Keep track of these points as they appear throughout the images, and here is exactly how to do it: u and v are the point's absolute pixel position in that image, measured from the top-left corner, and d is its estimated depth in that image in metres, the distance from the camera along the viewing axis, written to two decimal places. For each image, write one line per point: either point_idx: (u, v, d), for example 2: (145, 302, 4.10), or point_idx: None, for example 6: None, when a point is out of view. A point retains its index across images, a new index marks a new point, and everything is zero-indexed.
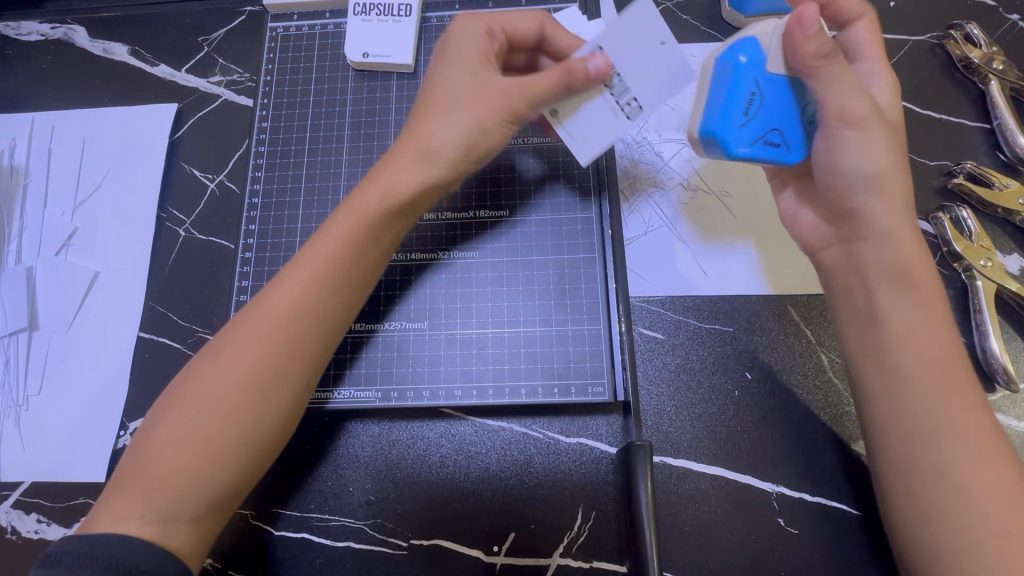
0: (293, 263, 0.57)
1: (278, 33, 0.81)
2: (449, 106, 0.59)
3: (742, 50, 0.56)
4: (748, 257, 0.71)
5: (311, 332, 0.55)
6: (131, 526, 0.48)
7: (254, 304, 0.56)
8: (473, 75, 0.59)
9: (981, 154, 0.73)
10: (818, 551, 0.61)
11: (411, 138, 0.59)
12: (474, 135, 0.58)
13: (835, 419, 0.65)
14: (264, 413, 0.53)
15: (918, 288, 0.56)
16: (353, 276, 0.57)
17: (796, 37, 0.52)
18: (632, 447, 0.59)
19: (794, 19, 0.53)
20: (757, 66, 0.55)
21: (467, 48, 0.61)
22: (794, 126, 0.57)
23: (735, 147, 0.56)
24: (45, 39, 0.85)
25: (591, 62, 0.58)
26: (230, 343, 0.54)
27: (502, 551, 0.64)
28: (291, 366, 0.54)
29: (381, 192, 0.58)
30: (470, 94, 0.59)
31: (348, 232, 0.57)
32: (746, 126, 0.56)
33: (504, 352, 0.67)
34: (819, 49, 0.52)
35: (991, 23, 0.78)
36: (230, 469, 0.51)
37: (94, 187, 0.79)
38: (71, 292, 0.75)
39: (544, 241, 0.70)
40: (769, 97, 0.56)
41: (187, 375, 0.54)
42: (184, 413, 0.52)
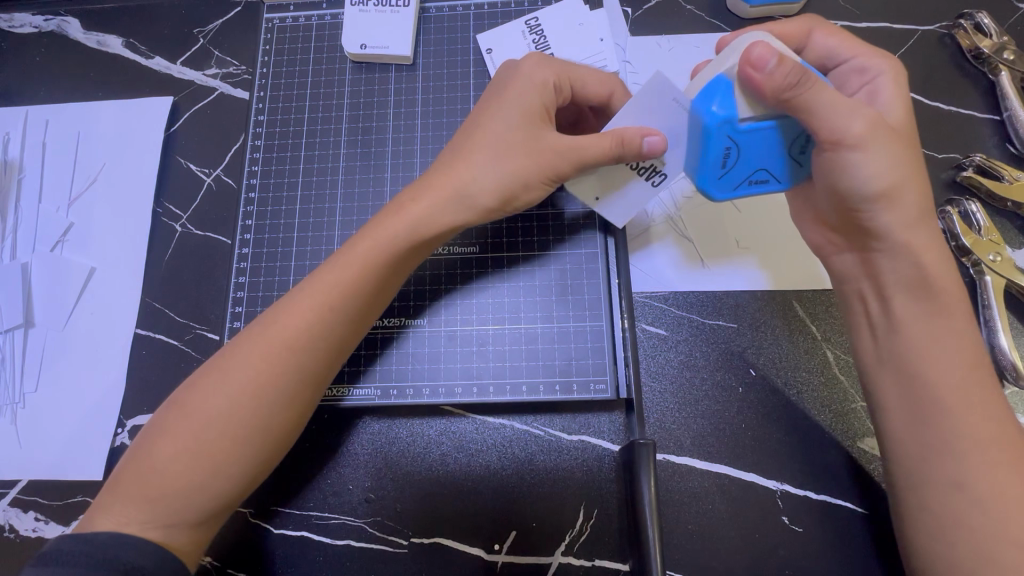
0: (306, 285, 0.56)
1: (275, 24, 0.80)
2: (493, 153, 0.57)
3: (713, 99, 0.51)
4: (752, 271, 0.69)
5: (320, 352, 0.54)
6: (133, 531, 0.48)
7: (263, 322, 0.55)
8: (528, 123, 0.57)
9: (991, 146, 0.72)
10: (823, 549, 0.61)
11: (448, 177, 0.57)
12: (511, 187, 0.57)
13: (840, 417, 0.64)
14: (268, 428, 0.52)
15: (924, 288, 0.55)
16: (366, 304, 0.56)
17: (756, 82, 0.49)
18: (637, 445, 0.58)
19: (748, 62, 0.49)
20: (731, 121, 0.51)
21: (528, 95, 0.59)
22: (780, 161, 0.55)
23: (717, 194, 0.57)
24: (39, 31, 0.84)
25: (648, 138, 0.56)
26: (236, 358, 0.53)
27: (503, 549, 0.63)
28: (299, 385, 0.53)
29: (405, 222, 0.56)
30: (519, 144, 0.57)
31: (368, 259, 0.56)
32: (727, 177, 0.55)
33: (506, 350, 0.66)
34: (785, 83, 0.48)
35: (1000, 12, 0.76)
36: (231, 482, 0.51)
37: (89, 182, 0.78)
38: (67, 288, 0.74)
39: (546, 236, 0.69)
40: (747, 147, 0.53)
41: (191, 386, 0.53)
42: (188, 427, 0.51)
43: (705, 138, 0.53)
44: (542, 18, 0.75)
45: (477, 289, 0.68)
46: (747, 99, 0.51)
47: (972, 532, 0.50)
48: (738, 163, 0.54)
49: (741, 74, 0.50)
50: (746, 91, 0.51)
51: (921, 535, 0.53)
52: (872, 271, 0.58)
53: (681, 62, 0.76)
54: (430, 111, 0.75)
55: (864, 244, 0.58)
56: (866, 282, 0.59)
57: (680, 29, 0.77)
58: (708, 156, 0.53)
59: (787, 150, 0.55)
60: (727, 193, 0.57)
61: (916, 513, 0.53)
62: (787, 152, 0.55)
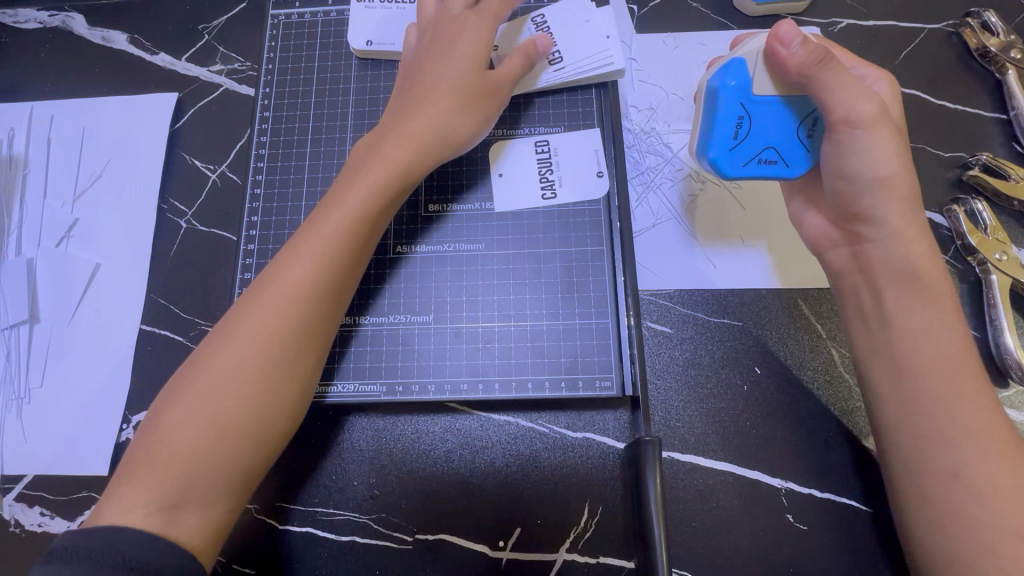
0: (299, 238, 0.57)
1: (280, 20, 0.80)
2: (445, 99, 0.62)
3: (729, 72, 0.55)
4: (760, 261, 0.69)
5: (326, 302, 0.55)
6: (136, 521, 0.47)
7: (260, 283, 0.55)
8: (472, 61, 0.63)
9: (997, 145, 0.72)
10: (828, 547, 0.61)
11: (415, 125, 0.61)
12: (455, 119, 0.62)
13: (845, 415, 0.64)
14: (284, 380, 0.53)
15: (916, 280, 0.55)
16: (361, 247, 0.58)
17: (780, 58, 0.52)
18: (642, 443, 0.58)
19: (772, 37, 0.52)
20: (743, 90, 0.55)
21: (462, 43, 0.64)
22: (792, 141, 0.57)
23: (729, 170, 0.58)
24: (43, 27, 0.84)
25: (539, 41, 0.68)
26: (242, 319, 0.54)
27: (508, 546, 0.63)
28: (308, 333, 0.54)
29: (385, 166, 0.59)
30: (453, 92, 0.62)
31: (360, 207, 0.58)
32: (740, 151, 0.57)
33: (511, 346, 0.66)
34: (809, 61, 0.51)
35: (1008, 11, 0.76)
36: (254, 445, 0.52)
37: (94, 177, 0.78)
38: (73, 284, 0.74)
39: (552, 233, 0.69)
40: (759, 121, 0.56)
41: (198, 355, 0.54)
42: (202, 390, 0.51)
43: (720, 105, 0.56)
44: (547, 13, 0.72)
45: (482, 286, 0.68)
46: (766, 76, 0.55)
47: (976, 529, 0.50)
48: (749, 134, 0.56)
49: (766, 52, 0.54)
50: (767, 68, 0.54)
51: (923, 532, 0.52)
52: (865, 264, 0.58)
53: (686, 61, 0.76)
54: None
55: (856, 234, 0.58)
56: (860, 277, 0.59)
57: (687, 27, 0.77)
58: (720, 123, 0.56)
59: (799, 129, 0.57)
60: (740, 171, 0.58)
61: (919, 509, 0.53)
62: (798, 132, 0.57)
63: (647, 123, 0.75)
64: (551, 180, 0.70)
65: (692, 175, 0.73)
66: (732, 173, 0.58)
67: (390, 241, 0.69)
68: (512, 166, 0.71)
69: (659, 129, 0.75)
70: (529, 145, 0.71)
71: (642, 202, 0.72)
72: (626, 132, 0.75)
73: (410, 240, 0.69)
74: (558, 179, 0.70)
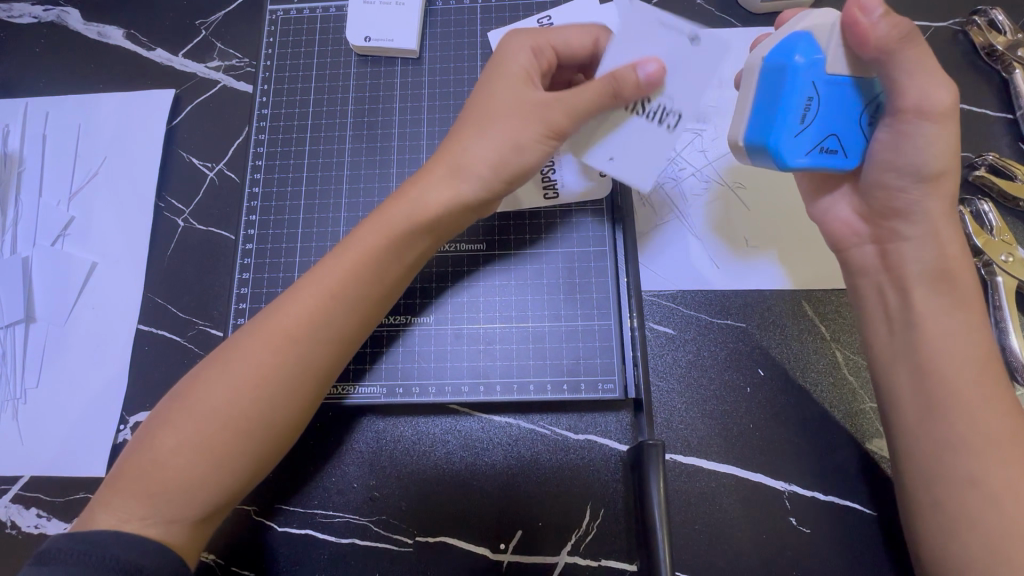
0: (310, 276, 0.56)
1: (278, 16, 0.79)
2: (495, 134, 0.56)
3: (797, 47, 0.50)
4: (763, 262, 0.69)
5: (326, 347, 0.54)
6: (133, 528, 0.47)
7: (266, 314, 0.55)
8: (516, 90, 0.57)
9: (1003, 145, 0.71)
10: (832, 550, 0.60)
11: (449, 155, 0.58)
12: (507, 155, 0.56)
13: (849, 418, 0.64)
14: (271, 418, 0.51)
15: (949, 279, 0.55)
16: (372, 292, 0.56)
17: (861, 27, 0.48)
18: (645, 446, 0.58)
19: (853, 5, 0.48)
20: (816, 67, 0.50)
21: (513, 64, 0.59)
22: (851, 128, 0.53)
23: (794, 158, 0.51)
24: (38, 22, 0.83)
25: (640, 68, 0.53)
26: (242, 347, 0.52)
27: (509, 548, 0.63)
28: (305, 375, 0.53)
29: (407, 207, 0.57)
30: (509, 111, 0.57)
31: (371, 252, 0.56)
32: (805, 137, 0.51)
33: (512, 348, 0.65)
34: (892, 31, 0.47)
35: (1014, 10, 0.75)
36: (236, 475, 0.50)
37: (90, 175, 0.77)
38: (69, 283, 0.74)
39: (555, 233, 0.68)
40: (827, 104, 0.51)
41: (193, 379, 0.53)
42: (191, 420, 0.50)
43: (789, 84, 0.50)
44: (554, 15, 0.75)
45: (483, 287, 0.67)
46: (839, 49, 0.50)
47: (987, 536, 0.50)
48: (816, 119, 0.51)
49: (841, 25, 0.49)
50: (841, 46, 0.50)
51: (931, 537, 0.52)
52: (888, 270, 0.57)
53: None
54: (436, 105, 0.74)
55: (889, 232, 0.57)
56: (886, 275, 0.58)
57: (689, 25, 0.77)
58: (790, 103, 0.50)
59: (859, 117, 0.53)
60: (802, 159, 0.52)
61: (929, 515, 0.53)
62: (861, 121, 0.53)
63: None
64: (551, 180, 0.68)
65: (697, 174, 0.72)
66: (798, 161, 0.51)
67: None
68: None
69: None
70: None
71: (645, 202, 0.72)
72: None
73: None
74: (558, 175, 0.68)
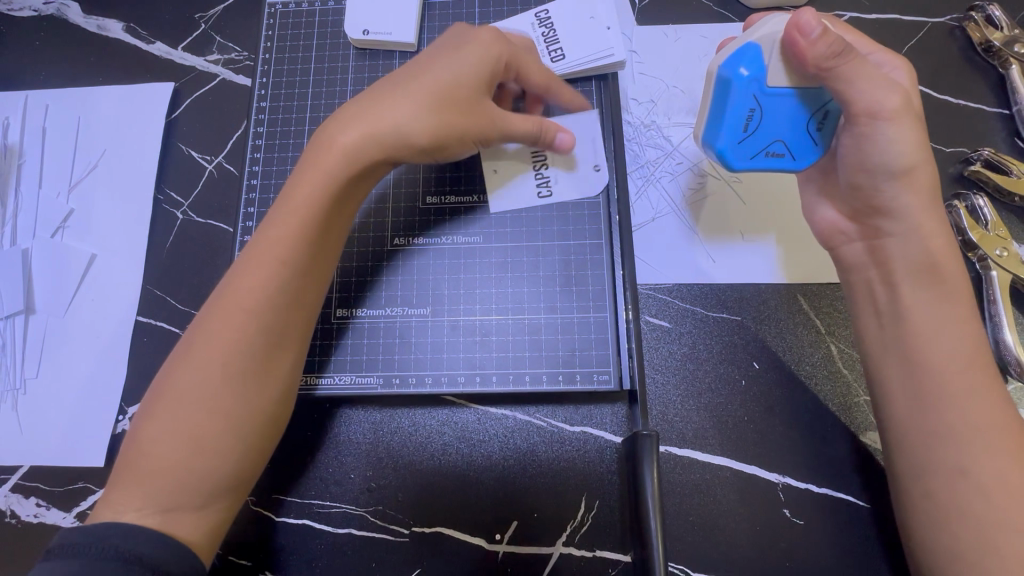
0: (255, 243, 0.55)
1: (277, 9, 0.79)
2: (420, 101, 0.57)
3: (743, 61, 0.55)
4: (761, 253, 0.69)
5: (284, 313, 0.54)
6: (130, 518, 0.48)
7: (221, 294, 0.54)
8: (459, 76, 0.58)
9: (999, 140, 0.72)
10: (825, 542, 0.61)
11: (376, 116, 0.57)
12: (439, 131, 0.58)
13: (843, 411, 0.64)
14: (250, 395, 0.52)
15: (934, 273, 0.56)
16: (316, 252, 0.56)
17: (800, 46, 0.52)
18: (639, 436, 0.58)
19: (794, 25, 0.52)
20: (755, 83, 0.55)
21: (465, 55, 0.59)
22: (799, 133, 0.58)
23: (736, 162, 0.60)
24: (38, 15, 0.83)
25: (559, 135, 0.64)
26: (206, 331, 0.52)
27: (504, 539, 0.63)
28: (268, 348, 0.53)
29: (339, 158, 0.56)
30: (440, 89, 0.58)
31: (308, 204, 0.55)
32: (748, 144, 0.58)
33: (508, 340, 0.66)
34: (828, 52, 0.51)
35: (1012, 6, 0.76)
36: (227, 459, 0.51)
37: (90, 167, 0.78)
38: (69, 275, 0.74)
39: (551, 226, 0.69)
40: (770, 112, 0.57)
41: (169, 369, 0.52)
42: (171, 412, 0.50)
43: (732, 99, 0.56)
44: (552, 8, 0.73)
45: (480, 279, 0.68)
46: (779, 63, 0.55)
47: (978, 527, 0.50)
48: (762, 126, 0.57)
49: (785, 40, 0.53)
50: (782, 56, 0.54)
51: (924, 528, 0.53)
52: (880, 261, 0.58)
53: (685, 52, 0.76)
54: None
55: (875, 228, 0.59)
56: (874, 271, 0.59)
57: (688, 19, 0.77)
58: (732, 118, 0.57)
59: (810, 119, 0.57)
60: (747, 163, 0.60)
61: (920, 506, 0.53)
62: (807, 125, 0.58)
63: (648, 116, 0.74)
64: (545, 177, 0.68)
65: (692, 169, 0.72)
66: (739, 165, 0.60)
67: (388, 233, 0.69)
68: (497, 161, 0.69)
69: (659, 122, 0.74)
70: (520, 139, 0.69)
71: (641, 194, 0.72)
72: (627, 125, 0.75)
73: (408, 232, 0.69)
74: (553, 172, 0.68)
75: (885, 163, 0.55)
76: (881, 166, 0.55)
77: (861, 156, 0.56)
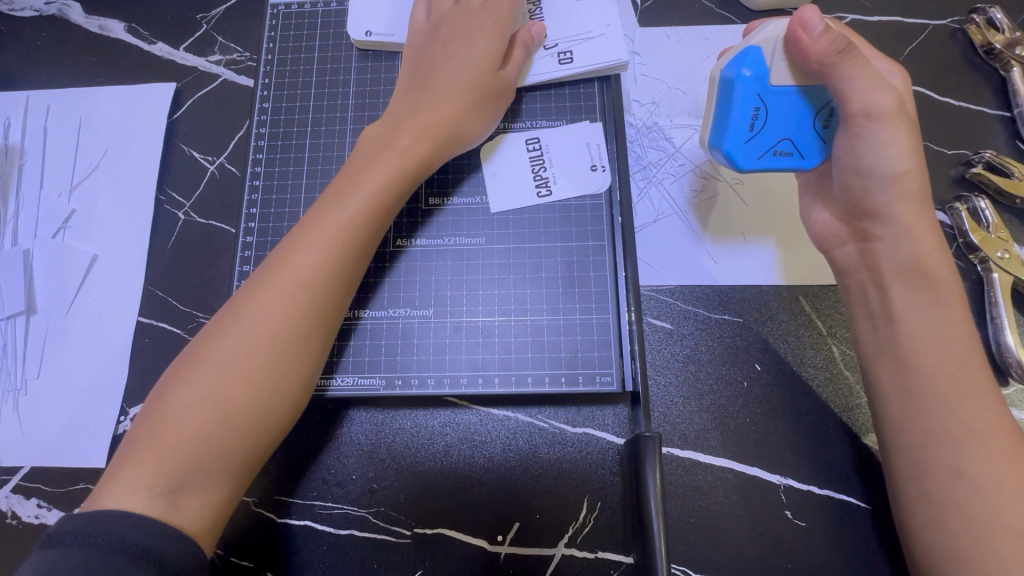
0: (311, 221, 0.57)
1: (279, 9, 0.79)
2: (464, 98, 0.63)
3: (747, 61, 0.55)
4: (762, 254, 0.69)
5: (337, 291, 0.56)
6: (141, 497, 0.47)
7: (272, 265, 0.55)
8: (484, 68, 0.65)
9: (1000, 142, 0.72)
10: (826, 543, 0.61)
11: (431, 113, 0.62)
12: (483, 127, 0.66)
13: (844, 413, 0.64)
14: (287, 373, 0.53)
15: (923, 276, 0.56)
16: (370, 236, 0.58)
17: (803, 44, 0.53)
18: (642, 438, 0.58)
19: (797, 23, 0.53)
20: (759, 81, 0.56)
21: (477, 42, 0.65)
22: (805, 131, 0.58)
23: (746, 163, 0.59)
24: (40, 15, 0.83)
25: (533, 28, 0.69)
26: (256, 299, 0.53)
27: (506, 540, 0.63)
28: (315, 327, 0.54)
29: (398, 155, 0.60)
30: (477, 81, 0.64)
31: (371, 193, 0.58)
32: (756, 144, 0.58)
33: (511, 342, 0.66)
34: (830, 49, 0.52)
35: (1014, 9, 0.76)
36: (259, 427, 0.51)
37: (91, 168, 0.78)
38: (70, 275, 0.74)
39: (554, 226, 0.69)
40: (775, 111, 0.57)
41: (208, 335, 0.53)
42: (206, 377, 0.51)
43: (737, 99, 0.56)
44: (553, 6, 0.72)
45: (482, 280, 0.68)
46: (782, 63, 0.55)
47: (981, 528, 0.50)
48: (767, 124, 0.57)
49: (788, 38, 0.54)
50: (785, 57, 0.55)
51: (926, 528, 0.53)
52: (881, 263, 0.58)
53: (688, 54, 0.76)
54: None
55: (863, 231, 0.59)
56: (867, 274, 0.59)
57: (690, 21, 0.77)
58: (738, 117, 0.57)
59: (813, 117, 0.57)
60: (756, 164, 0.59)
61: (922, 507, 0.53)
62: (813, 123, 0.58)
63: (650, 118, 0.75)
64: (543, 179, 0.70)
65: (694, 170, 0.73)
66: (750, 165, 0.59)
67: (390, 234, 0.69)
68: (498, 163, 0.70)
69: (661, 123, 0.74)
70: (520, 138, 0.71)
71: (643, 196, 0.72)
72: (629, 126, 0.75)
73: (410, 233, 0.69)
74: (553, 176, 0.70)
75: (878, 169, 0.55)
76: (874, 171, 0.55)
77: (855, 159, 0.56)
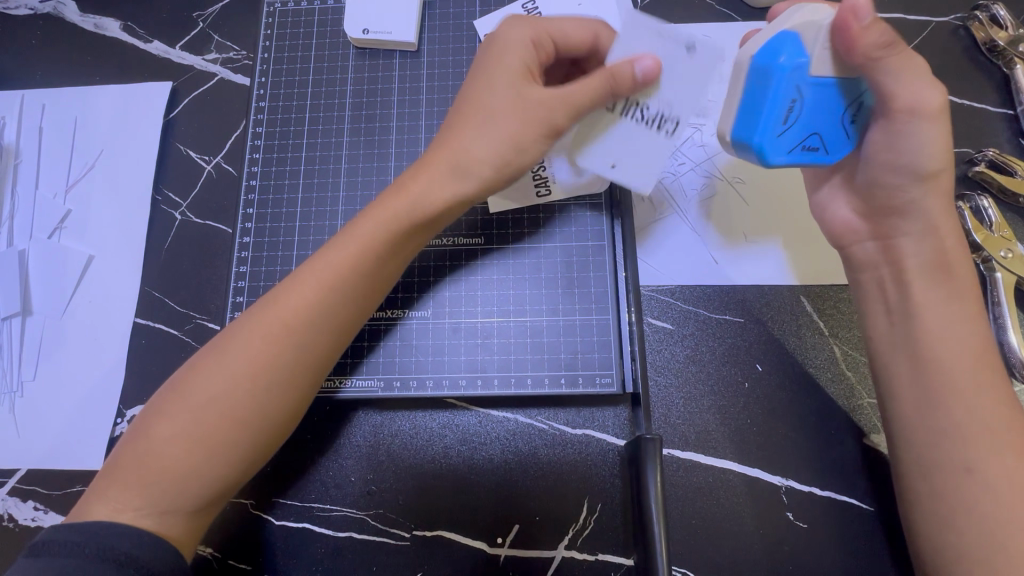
0: (306, 265, 0.56)
1: (276, 8, 0.78)
2: (501, 132, 0.55)
3: (783, 50, 0.49)
4: (768, 252, 0.69)
5: (325, 336, 0.53)
6: (128, 518, 0.47)
7: (263, 304, 0.54)
8: (515, 84, 0.56)
9: (1004, 140, 0.71)
10: (828, 545, 0.60)
11: (448, 149, 0.56)
12: (509, 153, 0.55)
13: (846, 413, 0.64)
14: (267, 409, 0.51)
15: (928, 277, 0.56)
16: (367, 285, 0.56)
17: (851, 32, 0.48)
18: (643, 440, 0.58)
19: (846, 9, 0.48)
20: (801, 70, 0.50)
21: (508, 57, 0.57)
22: (834, 127, 0.53)
23: (774, 156, 0.52)
24: (34, 14, 0.82)
25: (637, 65, 0.53)
26: (239, 336, 0.52)
27: (506, 542, 0.63)
28: (299, 371, 0.52)
29: (405, 199, 0.56)
30: (506, 106, 0.55)
31: (366, 237, 0.55)
32: (786, 136, 0.52)
33: (509, 343, 0.65)
34: (878, 41, 0.48)
35: (1016, 5, 0.75)
36: (235, 465, 0.50)
37: (86, 169, 0.77)
38: (65, 276, 0.73)
39: (553, 226, 0.68)
40: (811, 102, 0.51)
41: (191, 367, 0.52)
42: (185, 411, 0.50)
43: (776, 85, 0.50)
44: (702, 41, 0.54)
45: (481, 282, 0.67)
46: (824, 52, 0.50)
47: (982, 531, 0.50)
48: (800, 111, 0.51)
49: (832, 26, 0.49)
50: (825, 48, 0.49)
51: (924, 529, 0.52)
52: (893, 258, 0.58)
53: None
54: (434, 98, 0.74)
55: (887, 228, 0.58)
56: (883, 273, 0.59)
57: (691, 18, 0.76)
58: (771, 100, 0.50)
59: (844, 114, 0.53)
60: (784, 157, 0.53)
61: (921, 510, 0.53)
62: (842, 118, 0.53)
63: None
64: (544, 178, 0.66)
65: (695, 169, 0.72)
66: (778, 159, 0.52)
67: None
68: None
69: None
70: None
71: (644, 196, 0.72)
72: None
73: None
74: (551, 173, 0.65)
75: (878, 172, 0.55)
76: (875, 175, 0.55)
77: (882, 153, 0.55)
